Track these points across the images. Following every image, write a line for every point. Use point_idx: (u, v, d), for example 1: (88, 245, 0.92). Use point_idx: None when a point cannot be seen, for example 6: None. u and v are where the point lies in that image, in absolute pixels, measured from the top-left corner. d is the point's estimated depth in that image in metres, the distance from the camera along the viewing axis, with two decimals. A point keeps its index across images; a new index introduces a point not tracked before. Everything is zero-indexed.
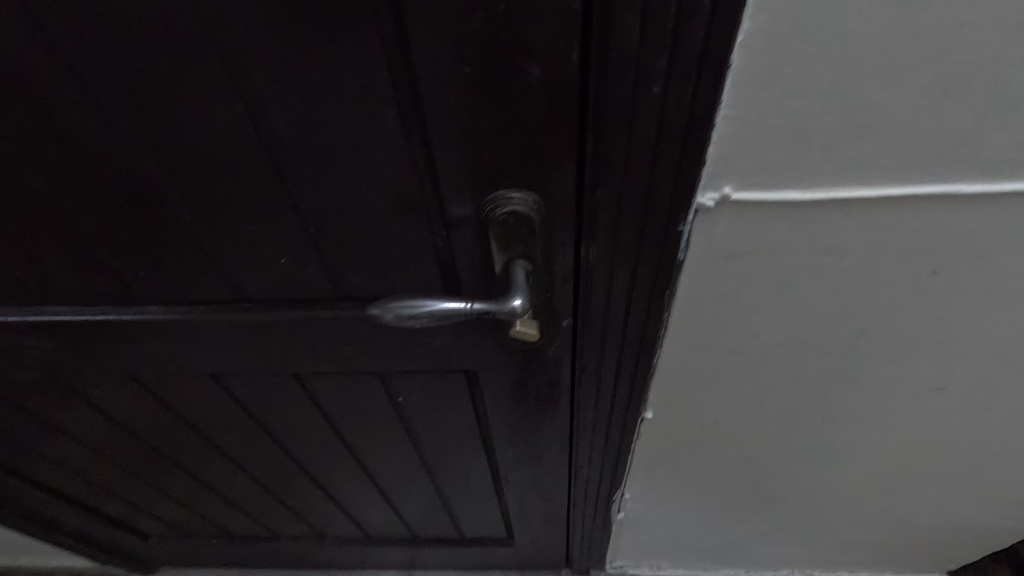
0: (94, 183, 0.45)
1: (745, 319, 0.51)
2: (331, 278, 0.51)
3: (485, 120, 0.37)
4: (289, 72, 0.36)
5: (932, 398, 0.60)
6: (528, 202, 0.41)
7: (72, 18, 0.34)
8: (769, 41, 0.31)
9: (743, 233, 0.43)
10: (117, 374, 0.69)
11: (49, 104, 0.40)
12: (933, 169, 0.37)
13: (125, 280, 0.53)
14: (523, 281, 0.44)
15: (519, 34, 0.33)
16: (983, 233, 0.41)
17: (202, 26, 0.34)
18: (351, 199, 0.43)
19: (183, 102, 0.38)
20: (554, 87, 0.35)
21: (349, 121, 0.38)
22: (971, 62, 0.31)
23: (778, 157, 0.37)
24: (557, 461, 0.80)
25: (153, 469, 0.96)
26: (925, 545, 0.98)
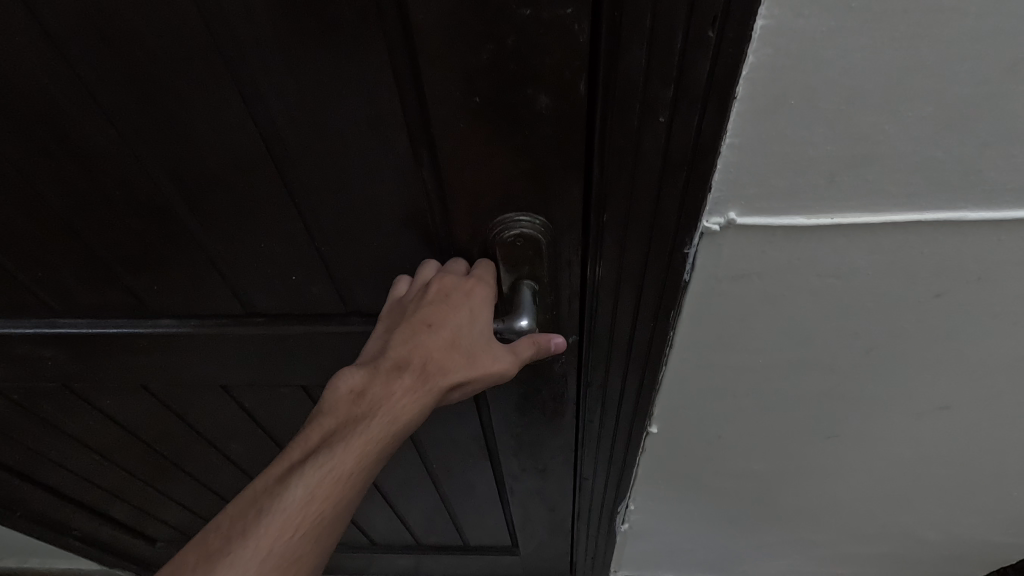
0: (112, 204, 0.46)
1: (751, 338, 0.51)
2: (341, 292, 0.52)
3: (494, 147, 0.38)
4: (304, 98, 0.37)
5: (938, 416, 0.61)
6: (536, 225, 0.42)
7: (93, 45, 0.35)
8: (775, 75, 0.32)
9: (747, 257, 0.43)
10: (129, 384, 0.70)
11: (69, 127, 0.41)
12: (937, 196, 0.37)
13: (139, 294, 0.54)
14: (530, 301, 0.45)
15: (528, 67, 0.34)
16: (987, 258, 0.42)
17: (220, 57, 0.35)
18: (362, 218, 0.44)
19: (203, 128, 0.39)
20: (561, 116, 0.36)
21: (361, 146, 0.39)
22: (974, 95, 0.32)
23: (783, 183, 0.37)
24: (561, 473, 0.81)
25: (163, 473, 0.97)
26: (933, 560, 0.97)
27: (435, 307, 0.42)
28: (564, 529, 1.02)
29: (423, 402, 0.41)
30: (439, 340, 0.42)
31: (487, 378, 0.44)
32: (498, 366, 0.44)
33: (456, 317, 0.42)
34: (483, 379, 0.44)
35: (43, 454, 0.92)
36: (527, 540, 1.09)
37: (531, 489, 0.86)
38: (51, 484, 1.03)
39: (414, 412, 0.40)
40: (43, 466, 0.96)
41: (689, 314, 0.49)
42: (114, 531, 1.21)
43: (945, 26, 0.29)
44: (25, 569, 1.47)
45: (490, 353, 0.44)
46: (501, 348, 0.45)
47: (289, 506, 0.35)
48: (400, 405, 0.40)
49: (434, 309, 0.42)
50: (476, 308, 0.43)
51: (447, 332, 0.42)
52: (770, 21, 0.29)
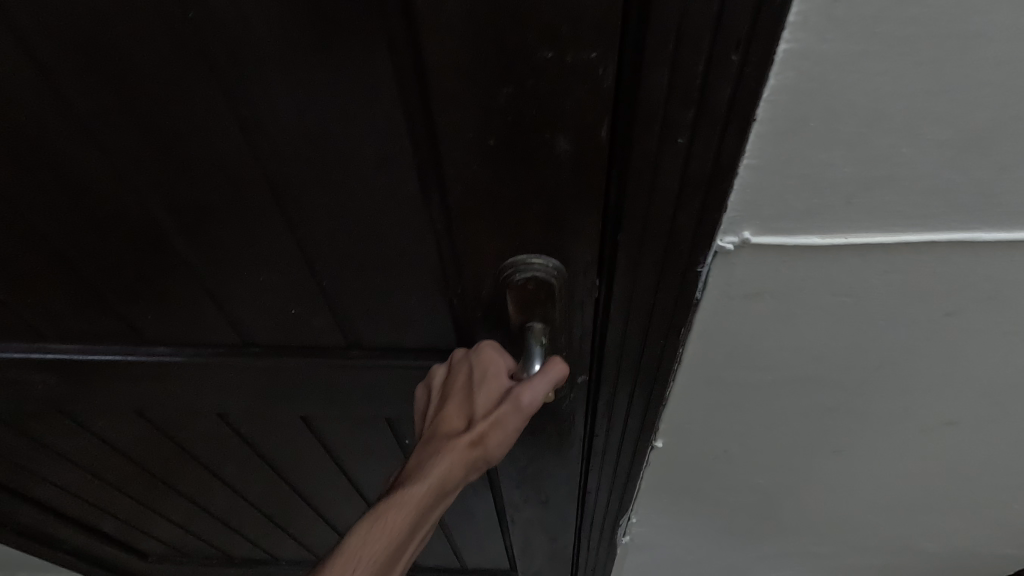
0: (106, 236, 0.46)
1: (760, 354, 0.51)
2: (342, 325, 0.52)
3: (508, 181, 0.38)
4: (305, 125, 0.36)
5: (944, 430, 0.60)
6: (547, 268, 0.43)
7: (87, 76, 0.35)
8: (797, 96, 0.31)
9: (760, 275, 0.43)
10: (125, 409, 0.70)
11: (63, 156, 0.40)
12: (953, 217, 0.37)
13: (132, 319, 0.53)
14: (540, 348, 0.45)
15: (546, 105, 0.34)
16: (1000, 278, 0.41)
17: (226, 90, 0.35)
18: (363, 245, 0.43)
19: (208, 162, 0.39)
20: (577, 154, 0.36)
21: (365, 172, 0.38)
22: (995, 118, 0.31)
23: (800, 204, 0.37)
24: (561, 493, 0.80)
25: (157, 491, 0.96)
26: (932, 565, 0.98)
27: (457, 373, 0.48)
28: (563, 548, 1.01)
29: (449, 450, 0.43)
30: (457, 404, 0.46)
31: (508, 427, 0.43)
32: (513, 410, 0.43)
33: (471, 379, 0.46)
34: (505, 431, 0.43)
35: (37, 474, 0.92)
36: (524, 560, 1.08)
37: (532, 508, 0.85)
38: (41, 500, 1.01)
39: (445, 467, 0.43)
40: (36, 484, 0.95)
41: (699, 331, 0.49)
42: (104, 545, 1.19)
43: (967, 51, 0.29)
44: None
45: (504, 401, 0.43)
46: (512, 391, 0.43)
47: (352, 542, 0.42)
48: (432, 452, 0.44)
49: (454, 376, 0.48)
50: (488, 361, 0.46)
51: (469, 392, 0.46)
52: (794, 45, 0.29)
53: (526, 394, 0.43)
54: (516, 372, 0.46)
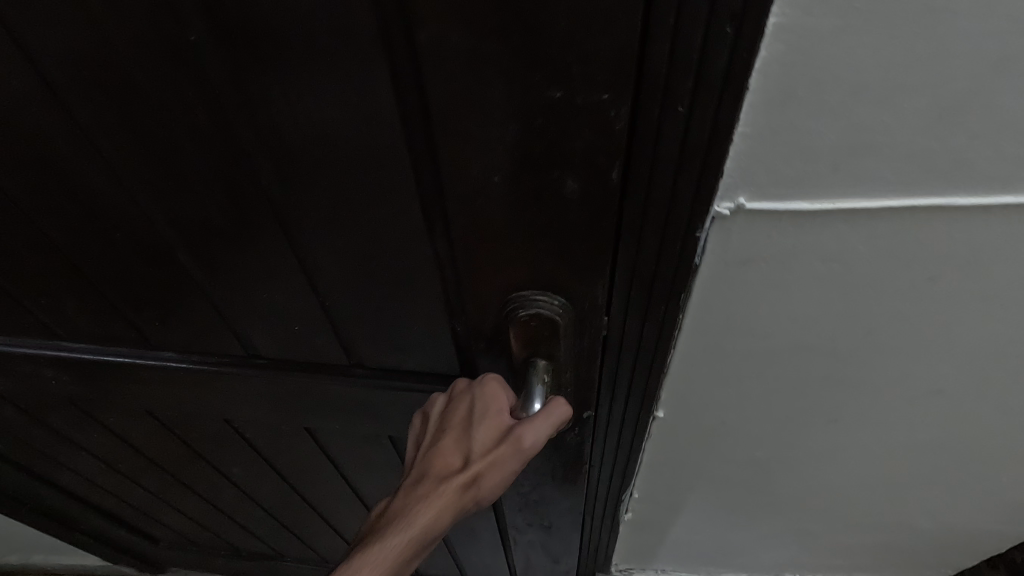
0: (118, 248, 0.54)
1: (755, 323, 0.54)
2: (339, 338, 0.60)
3: (513, 210, 0.42)
4: (295, 114, 0.39)
5: (929, 399, 0.64)
6: (552, 307, 0.49)
7: (100, 76, 0.40)
8: (785, 68, 0.34)
9: (755, 241, 0.46)
10: (135, 407, 0.79)
11: (82, 149, 0.46)
12: (931, 182, 0.40)
13: (147, 297, 0.59)
14: (541, 387, 0.51)
15: (555, 145, 0.38)
16: (976, 243, 0.45)
17: (222, 116, 0.41)
18: (355, 231, 0.46)
19: (210, 186, 0.46)
20: (576, 182, 0.40)
21: (355, 157, 0.41)
22: (967, 88, 0.34)
23: (790, 171, 0.40)
24: (561, 499, 0.82)
25: (176, 473, 1.00)
26: (923, 538, 1.02)
27: (459, 406, 0.52)
28: (564, 547, 1.02)
29: (455, 482, 0.47)
30: (456, 440, 0.50)
31: (510, 461, 0.48)
32: (517, 446, 0.47)
33: (473, 414, 0.51)
34: (508, 465, 0.48)
35: (64, 451, 0.97)
36: (520, 560, 1.10)
37: (531, 510, 0.86)
38: (67, 477, 1.07)
39: (444, 501, 0.47)
40: (57, 468, 1.03)
41: (698, 298, 0.52)
42: (127, 521, 1.25)
43: (938, 24, 0.32)
44: (29, 564, 1.49)
45: (504, 440, 0.48)
46: (513, 431, 0.48)
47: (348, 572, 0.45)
48: (434, 488, 0.47)
49: (455, 408, 0.52)
50: (492, 397, 0.51)
51: (470, 426, 0.50)
52: (782, 19, 0.32)
53: (528, 434, 0.47)
54: (516, 409, 0.50)
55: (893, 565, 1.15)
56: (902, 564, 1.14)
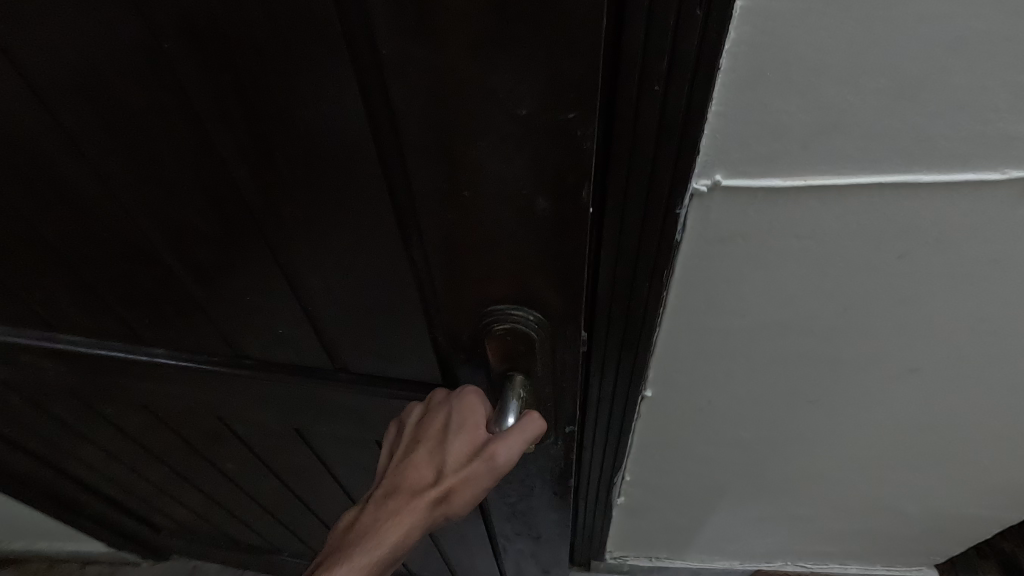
0: (107, 252, 0.55)
1: (736, 300, 0.57)
2: (322, 341, 0.59)
3: (484, 224, 0.41)
4: (266, 119, 0.38)
5: (907, 378, 0.66)
6: (529, 320, 0.47)
7: (75, 82, 0.40)
8: (753, 49, 0.37)
9: (732, 218, 0.48)
10: (133, 400, 0.81)
11: (64, 153, 0.46)
12: (896, 161, 0.42)
13: (137, 296, 0.59)
14: (516, 402, 0.48)
15: (531, 159, 0.36)
16: (942, 220, 0.47)
17: (195, 121, 0.40)
18: (332, 239, 0.46)
19: (190, 189, 0.46)
20: (549, 194, 0.38)
21: (327, 164, 0.40)
22: (924, 67, 0.37)
23: (762, 149, 0.43)
24: (548, 514, 0.80)
25: (177, 461, 1.02)
26: (909, 524, 1.04)
27: (437, 416, 0.51)
28: (553, 558, 1.01)
29: (426, 496, 0.47)
30: (430, 453, 0.49)
31: (482, 478, 0.47)
32: (488, 463, 0.46)
33: (448, 427, 0.50)
34: (480, 481, 0.47)
35: (70, 435, 0.99)
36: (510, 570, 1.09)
37: (519, 526, 0.85)
38: (74, 461, 1.10)
39: (413, 517, 0.47)
40: (64, 453, 1.06)
41: (681, 275, 0.55)
42: (132, 505, 1.28)
43: (894, 7, 0.34)
44: (35, 550, 1.53)
45: (475, 459, 0.47)
46: (484, 450, 0.46)
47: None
48: (405, 503, 0.48)
49: (432, 418, 0.52)
50: (468, 410, 0.50)
51: (444, 438, 0.49)
52: (749, 3, 0.35)
53: (498, 456, 0.46)
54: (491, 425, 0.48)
55: (881, 551, 1.17)
56: (890, 550, 1.16)
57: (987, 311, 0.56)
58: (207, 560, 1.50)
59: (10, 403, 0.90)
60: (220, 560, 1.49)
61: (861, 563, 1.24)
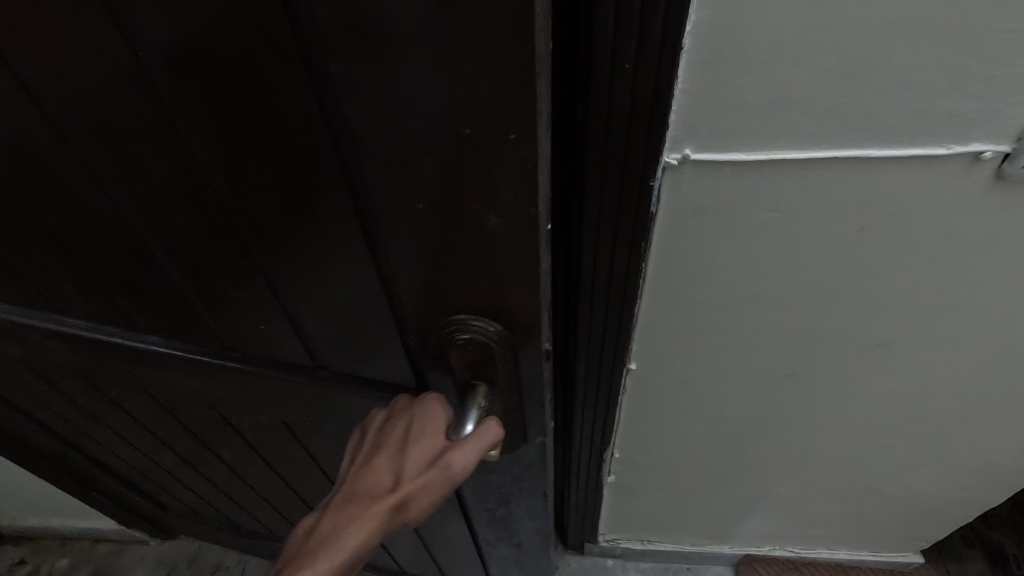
0: (96, 256, 0.55)
1: (710, 273, 0.61)
2: (306, 346, 0.57)
3: (442, 240, 0.39)
4: (232, 134, 0.37)
5: (877, 352, 0.70)
6: (488, 332, 0.45)
7: (49, 93, 0.40)
8: (712, 30, 0.41)
9: (703, 190, 0.53)
10: (136, 386, 0.84)
11: (45, 160, 0.46)
12: (850, 136, 0.46)
13: (127, 299, 0.60)
14: (477, 411, 0.47)
15: (496, 183, 0.35)
16: (898, 192, 0.51)
17: (166, 133, 0.39)
18: (305, 256, 0.45)
19: (169, 201, 0.45)
20: (514, 218, 0.37)
21: (293, 180, 0.38)
22: (868, 48, 0.40)
23: (727, 124, 0.47)
24: (529, 529, 0.79)
25: (180, 443, 1.05)
26: (892, 506, 1.07)
27: (398, 421, 0.50)
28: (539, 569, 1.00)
29: (383, 503, 0.46)
30: (388, 459, 0.48)
31: (439, 484, 0.46)
32: (445, 469, 0.46)
33: (409, 431, 0.49)
34: (437, 487, 0.47)
35: (83, 412, 1.04)
36: None
37: (502, 538, 0.85)
38: (88, 437, 1.14)
39: (370, 524, 0.46)
40: (79, 428, 1.11)
41: (659, 247, 0.59)
42: (142, 482, 1.32)
43: None
44: (47, 528, 1.58)
45: (435, 464, 0.46)
46: (445, 454, 0.46)
47: None
48: (362, 510, 0.46)
49: (393, 422, 0.50)
50: (431, 415, 0.49)
51: (405, 443, 0.49)
52: None
53: (458, 461, 0.46)
54: (452, 432, 0.48)
55: (867, 535, 1.20)
56: (875, 534, 1.19)
57: (947, 285, 0.60)
58: (212, 542, 1.54)
59: (27, 377, 0.94)
60: (224, 543, 1.52)
61: (848, 548, 1.28)
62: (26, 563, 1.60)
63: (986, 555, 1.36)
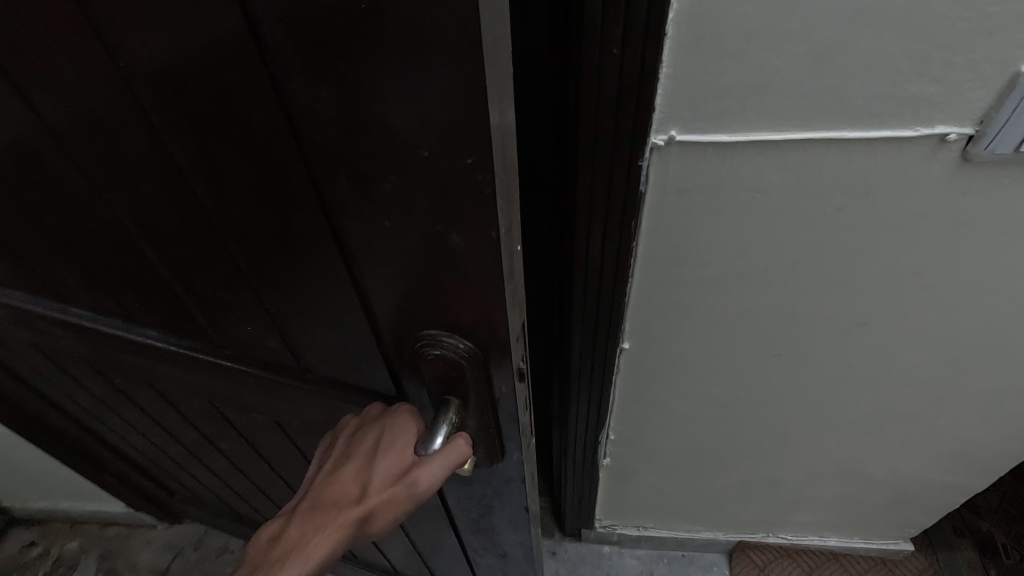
0: (94, 251, 0.57)
1: (697, 252, 0.64)
2: (291, 352, 0.58)
3: (411, 256, 0.40)
4: (210, 145, 0.38)
5: (859, 332, 0.73)
6: (458, 348, 0.45)
7: (47, 97, 0.41)
8: (692, 18, 0.45)
9: (688, 170, 0.56)
10: (137, 375, 0.86)
11: (45, 159, 0.48)
12: (822, 119, 0.50)
13: (123, 293, 0.62)
14: (447, 427, 0.48)
15: (460, 201, 0.35)
16: (870, 173, 0.54)
17: (150, 141, 0.41)
18: (284, 265, 0.46)
19: (157, 204, 0.47)
20: (480, 238, 0.37)
21: (269, 191, 0.39)
22: (835, 35, 0.44)
23: (708, 107, 0.50)
24: (511, 542, 0.78)
25: (183, 431, 1.08)
26: (880, 491, 1.10)
27: (370, 430, 0.52)
28: None
29: (351, 514, 0.50)
30: (357, 470, 0.51)
31: (404, 499, 0.49)
32: (410, 486, 0.48)
33: (378, 443, 0.51)
34: (402, 502, 0.49)
35: (93, 396, 1.07)
36: None
37: (487, 549, 0.83)
38: (99, 420, 1.18)
39: (337, 532, 0.49)
40: (90, 411, 1.14)
41: (648, 226, 0.63)
42: (150, 466, 1.36)
43: None
44: (58, 510, 1.62)
45: (400, 482, 0.48)
46: (409, 473, 0.48)
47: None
48: (331, 519, 0.50)
49: (365, 432, 0.53)
50: (399, 429, 0.50)
51: (374, 455, 0.51)
52: None
53: (422, 481, 0.47)
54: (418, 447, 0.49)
55: (858, 521, 1.23)
56: (865, 520, 1.22)
57: (921, 265, 0.63)
58: (216, 528, 1.57)
59: (42, 359, 0.98)
60: (226, 531, 1.55)
61: (839, 536, 1.31)
62: (36, 545, 1.64)
63: (976, 545, 1.39)
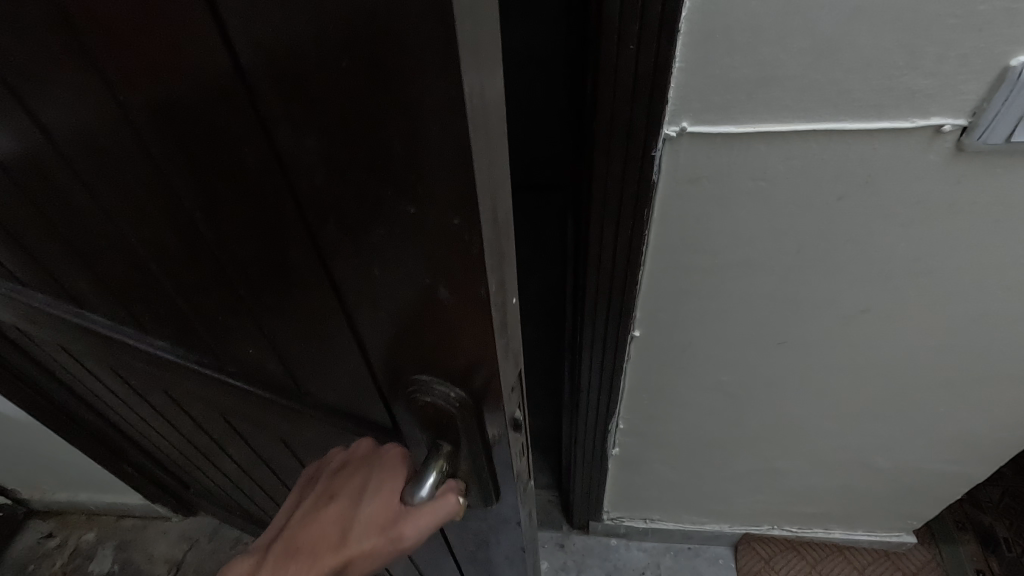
0: (107, 262, 0.59)
1: (705, 239, 0.68)
2: (290, 376, 0.58)
3: (400, 301, 0.39)
4: (207, 176, 0.39)
5: (861, 319, 0.76)
6: (449, 396, 0.44)
7: (56, 119, 0.43)
8: (702, 16, 0.48)
9: (699, 159, 0.59)
10: (149, 378, 0.87)
11: (59, 175, 0.50)
12: (824, 110, 0.53)
13: (136, 302, 0.63)
14: (436, 475, 0.46)
15: (444, 252, 0.34)
16: (870, 162, 0.57)
17: (152, 168, 0.42)
18: (281, 295, 0.46)
19: (159, 225, 0.48)
20: (467, 289, 0.36)
21: (264, 225, 0.40)
22: (835, 31, 0.48)
23: (717, 99, 0.54)
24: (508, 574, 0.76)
25: (195, 430, 1.09)
26: (883, 480, 1.13)
27: (366, 473, 0.53)
28: None
29: (329, 561, 0.50)
30: (346, 515, 0.51)
31: (384, 554, 0.48)
32: (393, 542, 0.47)
33: (369, 488, 0.51)
34: (383, 555, 0.49)
35: (111, 391, 1.09)
36: None
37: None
38: (117, 413, 1.21)
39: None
40: (109, 403, 1.17)
41: (659, 215, 0.66)
42: (166, 459, 1.39)
43: None
44: (75, 502, 1.66)
45: (384, 534, 0.48)
46: (393, 525, 0.47)
47: None
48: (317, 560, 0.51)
49: (361, 475, 0.53)
50: (392, 476, 0.51)
51: (364, 500, 0.51)
52: None
53: (405, 536, 0.47)
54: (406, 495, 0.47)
55: (861, 512, 1.26)
56: (869, 511, 1.25)
57: (919, 252, 0.66)
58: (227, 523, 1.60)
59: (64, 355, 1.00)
60: (236, 527, 1.58)
61: (843, 528, 1.33)
62: (54, 536, 1.67)
63: (978, 538, 1.41)
